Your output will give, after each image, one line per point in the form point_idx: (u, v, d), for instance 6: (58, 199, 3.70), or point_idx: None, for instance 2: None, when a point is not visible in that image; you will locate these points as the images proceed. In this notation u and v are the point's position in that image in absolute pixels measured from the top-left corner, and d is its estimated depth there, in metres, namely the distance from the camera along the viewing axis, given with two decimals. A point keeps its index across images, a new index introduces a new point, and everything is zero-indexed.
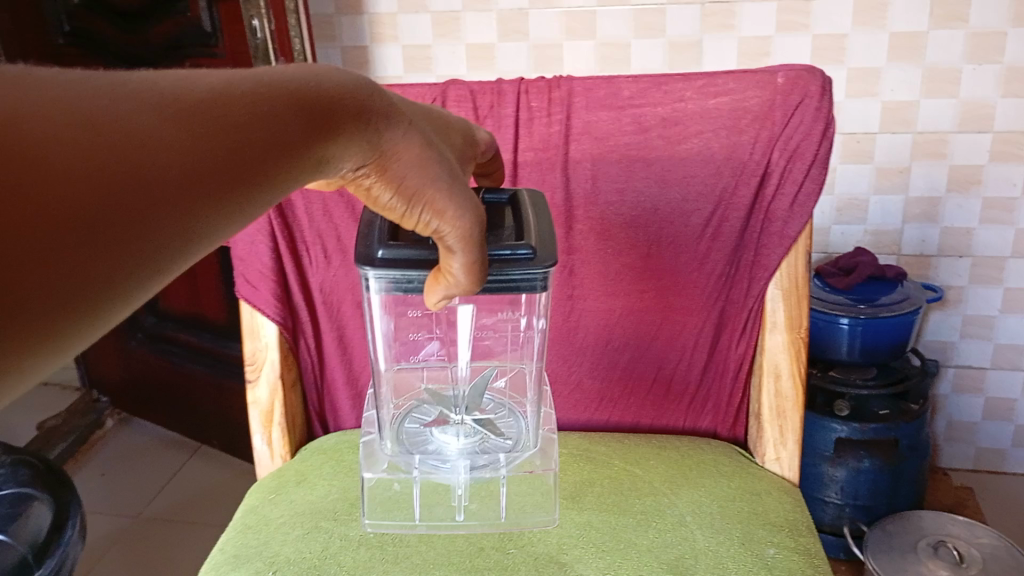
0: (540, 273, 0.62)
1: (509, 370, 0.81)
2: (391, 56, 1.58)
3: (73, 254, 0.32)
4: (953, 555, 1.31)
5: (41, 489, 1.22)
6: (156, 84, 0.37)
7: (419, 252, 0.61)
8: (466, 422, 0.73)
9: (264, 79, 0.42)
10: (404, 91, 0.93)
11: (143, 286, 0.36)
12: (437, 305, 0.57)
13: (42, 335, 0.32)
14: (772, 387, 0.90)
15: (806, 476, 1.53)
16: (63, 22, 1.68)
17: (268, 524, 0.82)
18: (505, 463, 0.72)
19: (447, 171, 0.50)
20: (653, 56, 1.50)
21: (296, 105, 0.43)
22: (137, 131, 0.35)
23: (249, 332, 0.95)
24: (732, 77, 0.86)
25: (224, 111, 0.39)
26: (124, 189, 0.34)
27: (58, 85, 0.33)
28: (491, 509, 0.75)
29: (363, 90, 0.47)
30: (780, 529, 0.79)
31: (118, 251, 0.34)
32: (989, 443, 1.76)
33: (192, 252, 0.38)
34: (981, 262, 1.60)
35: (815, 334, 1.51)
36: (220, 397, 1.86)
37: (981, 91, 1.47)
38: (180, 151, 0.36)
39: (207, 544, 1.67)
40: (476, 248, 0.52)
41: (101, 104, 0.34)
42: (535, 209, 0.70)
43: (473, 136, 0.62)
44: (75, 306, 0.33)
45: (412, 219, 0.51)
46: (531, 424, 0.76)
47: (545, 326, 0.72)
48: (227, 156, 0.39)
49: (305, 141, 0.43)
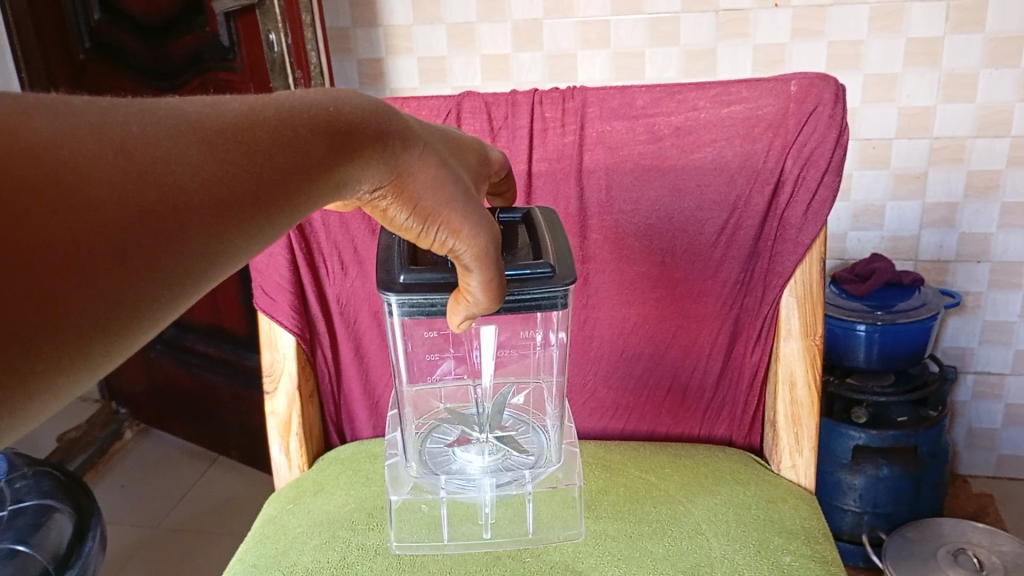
0: (560, 290, 0.63)
1: (527, 386, 0.80)
2: (406, 68, 1.59)
3: (98, 275, 0.32)
4: (973, 562, 1.30)
5: (62, 500, 1.22)
6: (181, 110, 0.38)
7: (441, 276, 0.62)
8: (488, 439, 0.74)
9: (285, 104, 0.43)
10: (420, 103, 0.94)
11: (169, 308, 0.36)
12: (461, 327, 0.58)
13: (69, 356, 0.32)
14: (787, 395, 0.90)
15: (824, 485, 1.52)
16: (84, 37, 1.70)
17: (286, 533, 0.83)
18: (530, 479, 0.73)
19: (463, 190, 0.51)
20: (668, 64, 1.51)
21: (315, 128, 0.44)
22: (161, 157, 0.36)
23: (267, 343, 0.96)
24: (745, 85, 0.87)
25: (246, 136, 0.40)
26: (148, 212, 0.34)
27: (87, 113, 0.34)
28: (518, 524, 0.76)
29: (381, 112, 0.48)
30: (796, 537, 0.79)
31: (144, 273, 0.34)
32: (1010, 450, 1.75)
33: (217, 274, 0.39)
34: (999, 268, 1.59)
35: (832, 341, 1.51)
36: (240, 407, 1.88)
37: (999, 96, 1.47)
38: (203, 174, 0.37)
39: (227, 553, 1.68)
40: (491, 266, 0.53)
41: (127, 130, 0.35)
42: (549, 227, 0.70)
43: (486, 155, 0.62)
44: (107, 325, 0.33)
45: (429, 238, 0.51)
46: (552, 438, 0.77)
47: (564, 338, 0.72)
48: (249, 179, 0.39)
49: (325, 163, 0.44)
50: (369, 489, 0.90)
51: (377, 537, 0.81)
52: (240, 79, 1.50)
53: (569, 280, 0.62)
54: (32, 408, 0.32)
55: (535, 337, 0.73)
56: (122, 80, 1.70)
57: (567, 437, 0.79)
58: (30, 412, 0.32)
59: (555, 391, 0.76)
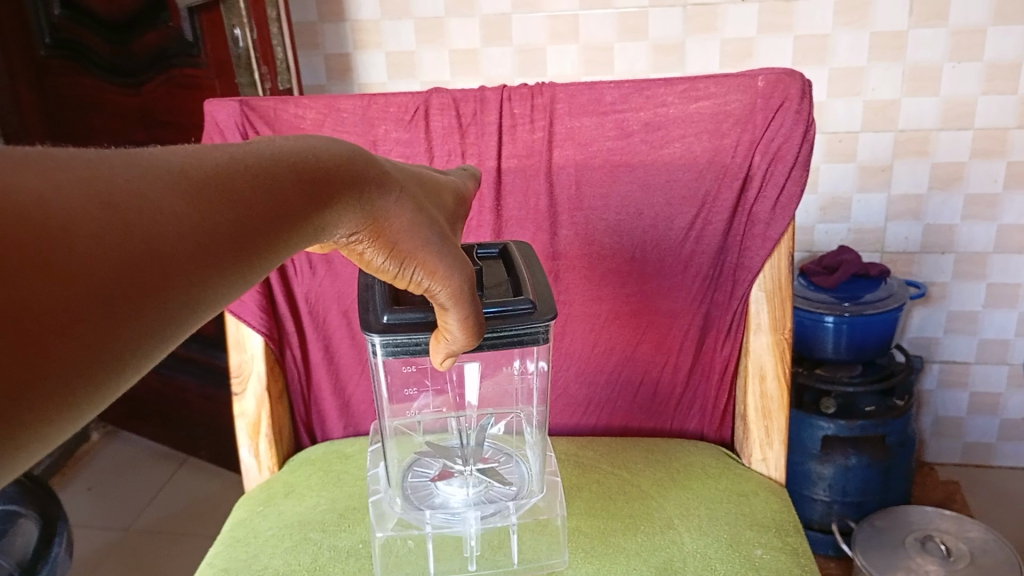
0: (541, 326, 0.63)
1: (506, 415, 0.81)
2: (374, 62, 1.57)
3: (83, 327, 0.31)
4: (941, 549, 1.31)
5: (28, 504, 1.19)
6: (165, 160, 0.37)
7: (423, 314, 0.63)
8: (470, 472, 0.74)
9: (266, 152, 0.42)
10: (387, 100, 0.93)
11: (152, 356, 0.35)
12: (444, 365, 0.58)
13: (57, 406, 0.30)
14: (757, 388, 0.90)
15: (794, 474, 1.54)
16: (45, 33, 1.69)
17: (257, 536, 0.82)
18: (513, 510, 0.72)
19: (437, 233, 0.51)
20: (638, 58, 1.51)
21: (297, 176, 0.43)
22: (148, 207, 0.34)
23: (235, 344, 0.95)
24: (712, 81, 0.87)
25: (228, 186, 0.39)
26: (134, 265, 0.33)
27: (74, 163, 0.33)
28: (504, 554, 0.75)
29: (359, 156, 0.48)
30: (767, 530, 0.79)
31: (124, 326, 0.33)
32: (975, 437, 1.78)
33: (198, 320, 0.37)
34: (964, 259, 1.62)
35: (801, 333, 1.52)
36: (209, 407, 1.86)
37: (963, 89, 1.49)
38: (188, 225, 0.36)
39: (197, 555, 1.66)
40: (468, 304, 0.53)
41: (113, 179, 0.34)
42: (526, 262, 0.73)
43: (461, 191, 0.62)
44: (90, 378, 0.32)
45: (406, 279, 0.51)
46: (534, 469, 0.77)
47: (543, 367, 0.72)
48: (232, 229, 0.38)
49: (306, 210, 0.43)
50: (340, 489, 0.89)
51: (350, 538, 0.81)
52: (206, 75, 1.47)
53: (550, 316, 0.63)
54: (21, 457, 0.30)
55: (513, 367, 0.74)
56: (86, 75, 1.67)
57: (549, 467, 0.80)
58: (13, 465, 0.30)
59: (535, 420, 0.78)
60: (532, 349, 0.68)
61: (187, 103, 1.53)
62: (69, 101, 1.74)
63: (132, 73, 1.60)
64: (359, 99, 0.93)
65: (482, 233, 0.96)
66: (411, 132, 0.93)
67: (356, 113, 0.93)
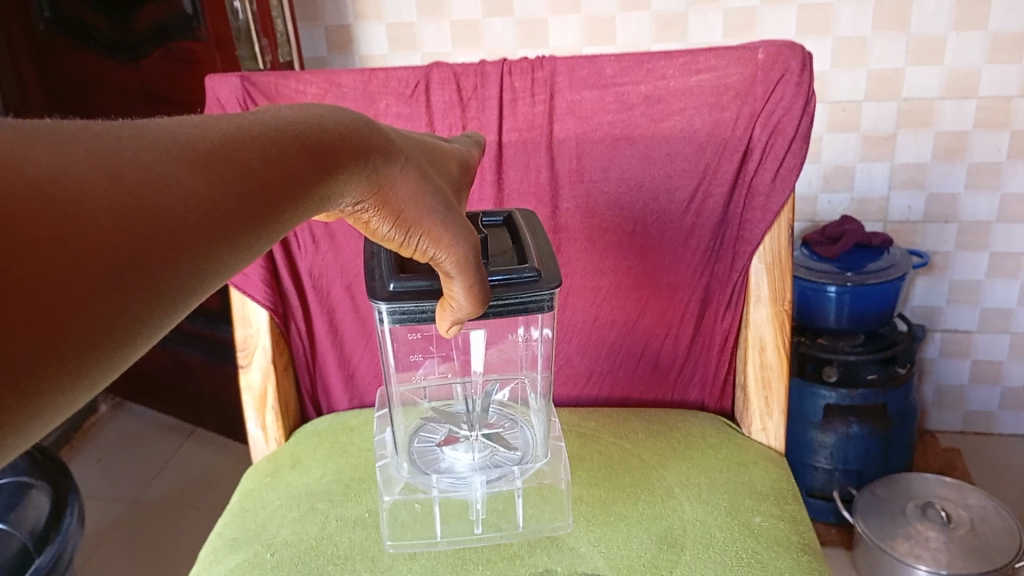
0: (546, 294, 0.64)
1: (510, 381, 0.82)
2: (375, 35, 1.57)
3: (97, 296, 0.32)
4: (941, 516, 1.33)
5: (39, 477, 1.21)
6: (171, 133, 0.38)
7: (429, 283, 0.64)
8: (476, 438, 0.76)
9: (271, 124, 0.43)
10: (388, 75, 0.93)
11: (163, 326, 0.36)
12: (451, 332, 0.60)
13: (73, 376, 0.31)
14: (757, 358, 0.91)
15: (795, 443, 1.55)
16: (44, 8, 1.68)
17: (265, 507, 0.84)
18: (518, 475, 0.74)
19: (441, 201, 0.52)
20: (640, 30, 1.50)
21: (301, 147, 0.43)
22: (155, 180, 0.35)
23: (241, 319, 0.96)
24: (713, 53, 0.86)
25: (233, 158, 0.39)
26: (144, 236, 0.34)
27: (81, 138, 0.33)
28: (508, 519, 0.76)
29: (364, 126, 0.48)
30: (766, 498, 0.81)
31: (138, 294, 0.34)
32: (977, 406, 1.79)
33: (207, 290, 0.38)
34: (967, 228, 1.62)
35: (803, 303, 1.53)
36: (215, 380, 1.88)
37: (968, 58, 1.48)
38: (195, 196, 0.36)
39: (205, 526, 1.69)
40: (473, 271, 0.54)
41: (121, 154, 0.34)
42: (531, 229, 0.73)
43: (465, 160, 0.63)
44: (105, 346, 0.32)
45: (411, 247, 0.52)
46: (538, 435, 0.78)
47: (548, 334, 0.73)
48: (238, 200, 0.39)
49: (311, 181, 0.44)
50: (346, 461, 0.90)
51: (357, 508, 0.82)
52: (207, 49, 1.48)
53: (555, 284, 0.63)
54: (39, 425, 0.31)
55: (518, 333, 0.74)
56: (88, 52, 1.67)
57: (554, 432, 0.80)
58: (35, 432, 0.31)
59: (540, 387, 0.77)
60: (537, 316, 0.69)
61: (189, 78, 1.54)
62: (70, 77, 1.73)
63: (132, 48, 1.60)
64: (360, 74, 0.93)
65: (484, 205, 0.96)
66: (412, 108, 0.93)
67: (357, 88, 0.93)
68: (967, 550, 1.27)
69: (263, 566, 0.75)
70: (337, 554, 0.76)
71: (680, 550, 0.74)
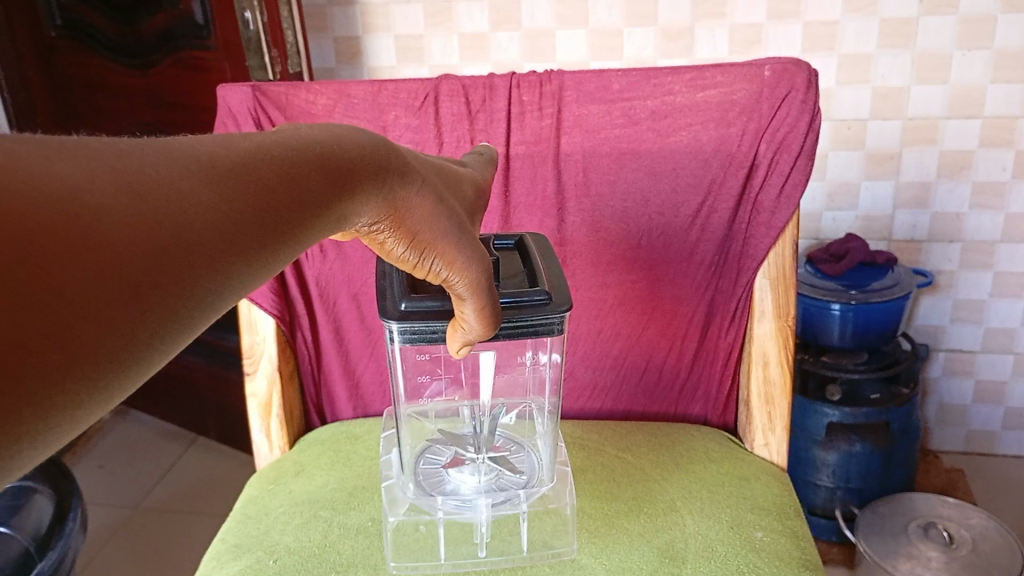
0: (556, 317, 0.64)
1: (517, 404, 0.82)
2: (383, 46, 1.58)
3: (115, 310, 0.32)
4: (943, 536, 1.33)
5: (41, 479, 1.21)
6: (194, 150, 0.38)
7: (439, 303, 0.64)
8: (482, 460, 0.75)
9: (290, 143, 0.43)
10: (398, 87, 0.94)
11: (177, 342, 0.36)
12: (460, 353, 0.60)
13: (86, 388, 0.32)
14: (760, 374, 0.92)
15: (797, 461, 1.55)
16: (55, 15, 1.70)
17: (268, 514, 0.84)
18: (523, 498, 0.73)
19: (456, 224, 0.52)
20: (645, 44, 1.51)
21: (319, 167, 0.44)
22: (179, 197, 0.36)
23: (247, 326, 0.96)
24: (720, 70, 0.87)
25: (254, 177, 0.40)
26: (165, 253, 0.34)
27: (104, 154, 0.34)
28: (513, 543, 0.76)
29: (382, 146, 0.49)
30: (768, 513, 0.81)
31: (155, 310, 0.34)
32: (979, 425, 1.78)
33: (222, 307, 0.38)
34: (971, 247, 1.62)
35: (806, 320, 1.53)
36: (219, 388, 1.88)
37: (972, 76, 1.49)
38: (214, 214, 0.37)
39: (207, 534, 1.69)
40: (485, 294, 0.55)
41: (145, 170, 0.35)
42: (541, 253, 0.74)
43: (480, 182, 0.63)
44: (120, 360, 0.33)
45: (424, 268, 0.52)
46: (544, 459, 0.77)
47: (553, 360, 0.73)
48: (256, 220, 0.39)
49: (328, 200, 0.44)
50: (350, 471, 0.91)
51: (360, 516, 0.82)
52: (216, 58, 1.49)
53: (565, 306, 0.64)
54: (51, 436, 0.31)
55: (525, 358, 0.75)
56: (98, 58, 1.68)
57: (559, 457, 0.80)
58: (52, 440, 0.31)
59: (547, 411, 0.78)
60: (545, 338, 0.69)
61: (199, 86, 1.55)
62: (80, 82, 1.75)
63: (141, 55, 1.61)
64: (370, 85, 0.94)
65: (490, 218, 0.97)
66: (421, 119, 0.94)
67: (366, 99, 0.94)
68: (969, 568, 1.26)
69: (267, 571, 0.75)
70: (339, 562, 0.76)
71: (682, 563, 0.74)
